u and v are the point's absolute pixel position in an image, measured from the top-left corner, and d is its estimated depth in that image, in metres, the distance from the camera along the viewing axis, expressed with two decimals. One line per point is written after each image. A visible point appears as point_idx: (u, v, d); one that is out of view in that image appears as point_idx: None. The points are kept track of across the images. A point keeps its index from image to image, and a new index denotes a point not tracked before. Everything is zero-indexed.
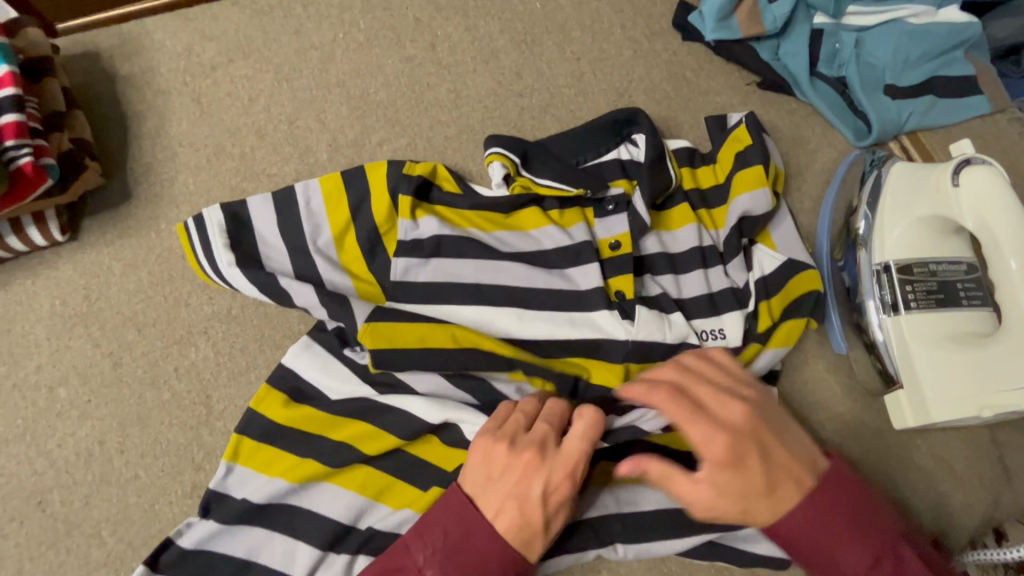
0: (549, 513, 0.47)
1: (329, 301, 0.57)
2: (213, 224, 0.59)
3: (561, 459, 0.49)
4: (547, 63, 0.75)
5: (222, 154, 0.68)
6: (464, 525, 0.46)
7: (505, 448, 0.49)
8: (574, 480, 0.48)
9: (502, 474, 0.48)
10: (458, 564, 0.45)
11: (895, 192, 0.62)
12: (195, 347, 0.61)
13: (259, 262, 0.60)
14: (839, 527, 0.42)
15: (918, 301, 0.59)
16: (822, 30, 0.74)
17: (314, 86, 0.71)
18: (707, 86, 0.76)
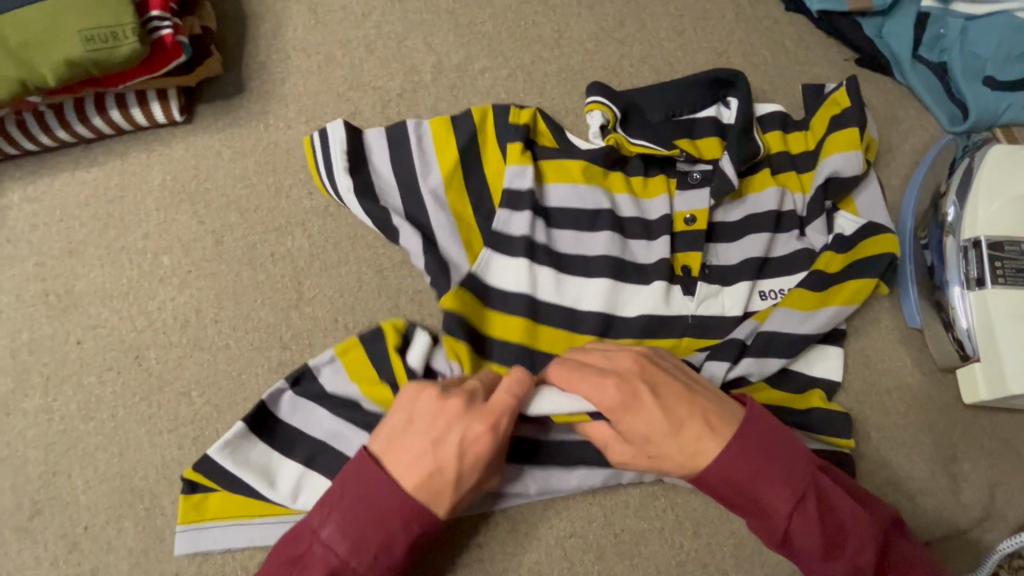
0: (462, 469, 0.47)
1: (433, 257, 0.61)
2: (335, 141, 0.63)
3: (483, 412, 0.48)
4: (650, 16, 0.76)
5: (332, 62, 0.71)
6: (366, 479, 0.46)
7: (428, 398, 0.48)
8: (494, 434, 0.48)
9: (416, 425, 0.48)
10: (357, 522, 0.46)
11: (991, 172, 0.63)
12: (292, 237, 0.63)
13: (373, 195, 0.63)
14: (755, 470, 0.47)
15: (1005, 278, 0.60)
16: (928, 13, 0.74)
17: (424, 10, 0.74)
18: (805, 56, 0.77)
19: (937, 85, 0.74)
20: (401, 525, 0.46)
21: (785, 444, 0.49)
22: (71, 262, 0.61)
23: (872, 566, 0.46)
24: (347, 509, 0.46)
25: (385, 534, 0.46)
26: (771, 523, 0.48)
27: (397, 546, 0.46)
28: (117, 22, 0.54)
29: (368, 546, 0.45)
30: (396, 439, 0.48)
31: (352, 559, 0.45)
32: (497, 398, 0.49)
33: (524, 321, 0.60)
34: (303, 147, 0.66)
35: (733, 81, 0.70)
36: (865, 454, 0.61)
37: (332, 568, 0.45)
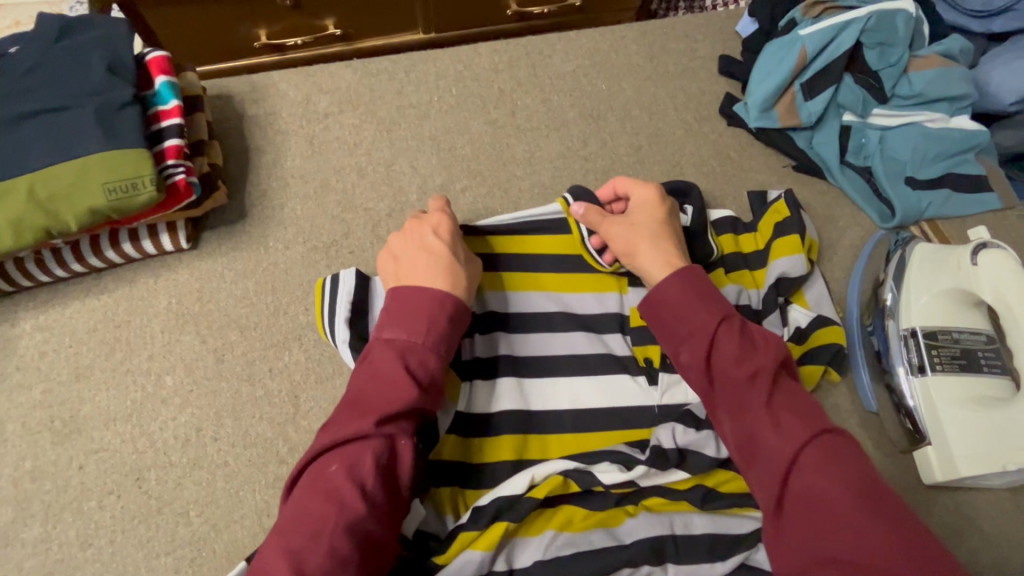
0: (451, 247, 0.64)
1: None
2: (344, 290, 0.68)
3: (433, 222, 0.67)
4: (610, 135, 0.87)
5: (327, 187, 0.78)
6: (399, 295, 0.60)
7: (399, 236, 0.66)
8: (455, 230, 0.67)
9: (404, 248, 0.65)
10: (403, 313, 0.58)
11: (919, 267, 0.71)
12: (289, 352, 0.68)
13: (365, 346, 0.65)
14: (693, 300, 0.60)
15: (942, 364, 0.66)
16: (850, 126, 0.85)
17: (410, 138, 0.83)
18: (748, 165, 0.87)
19: (866, 187, 0.84)
20: (437, 308, 0.59)
21: (717, 292, 0.61)
22: (78, 387, 0.64)
23: (761, 380, 0.54)
24: (395, 314, 0.58)
25: (426, 314, 0.58)
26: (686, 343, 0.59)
27: (440, 319, 0.58)
28: (138, 175, 0.60)
29: (419, 324, 0.58)
30: (402, 265, 0.64)
31: (412, 336, 0.57)
32: (435, 220, 0.67)
33: (518, 439, 0.64)
34: (314, 290, 0.70)
35: (688, 191, 0.79)
36: None
37: (399, 347, 0.56)
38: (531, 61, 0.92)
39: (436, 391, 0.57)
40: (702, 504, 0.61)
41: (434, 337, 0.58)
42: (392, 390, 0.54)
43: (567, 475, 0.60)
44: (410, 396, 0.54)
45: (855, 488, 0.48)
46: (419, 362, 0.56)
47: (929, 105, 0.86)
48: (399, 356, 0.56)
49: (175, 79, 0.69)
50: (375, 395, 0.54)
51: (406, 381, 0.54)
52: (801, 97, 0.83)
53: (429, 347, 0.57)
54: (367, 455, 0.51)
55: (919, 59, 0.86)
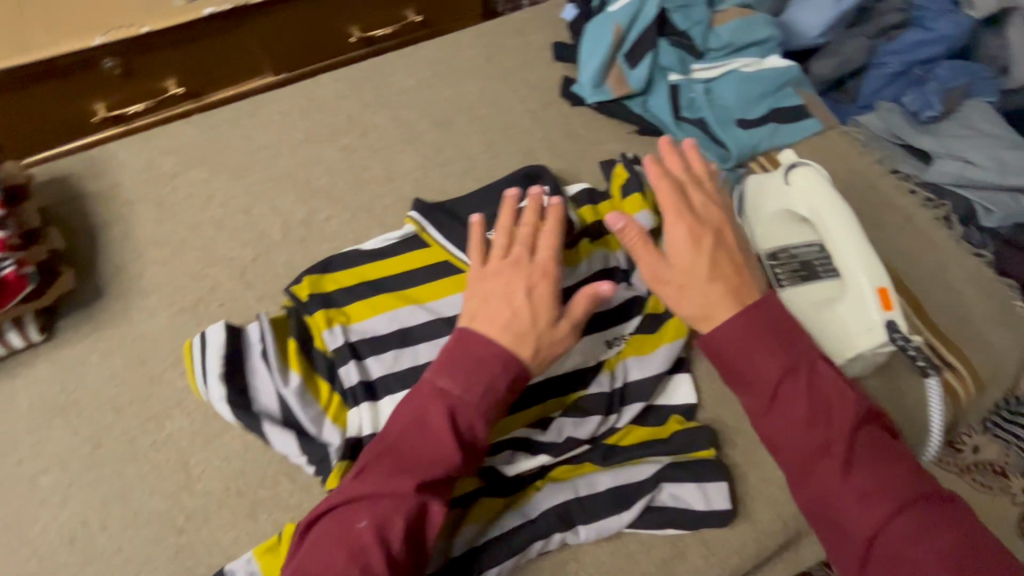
0: (534, 312, 0.61)
1: (311, 450, 0.63)
2: (214, 346, 0.67)
3: (536, 266, 0.64)
4: (463, 137, 0.90)
5: (186, 246, 0.77)
6: (467, 340, 0.60)
7: (498, 260, 0.66)
8: (550, 278, 0.64)
9: (495, 293, 0.63)
10: (462, 367, 0.58)
11: (751, 197, 0.77)
12: (171, 420, 0.66)
13: (246, 396, 0.66)
14: (758, 351, 0.55)
15: (787, 278, 0.72)
16: (677, 86, 0.91)
17: (264, 180, 0.83)
18: (596, 138, 0.92)
19: (704, 135, 0.91)
20: (503, 368, 0.58)
21: (788, 332, 0.57)
22: None
23: (843, 442, 0.52)
24: (454, 365, 0.58)
25: (487, 374, 0.58)
26: (750, 395, 0.56)
27: (500, 383, 0.58)
28: None
29: (479, 385, 0.57)
30: (483, 305, 0.62)
31: (466, 393, 0.57)
32: (540, 239, 0.67)
33: None
34: (184, 354, 0.69)
35: (539, 174, 0.83)
36: (738, 461, 0.68)
37: (450, 404, 0.57)
38: (373, 81, 0.94)
39: (476, 456, 0.58)
40: (603, 463, 0.65)
41: (486, 403, 0.57)
42: (436, 452, 0.55)
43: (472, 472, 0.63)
44: (450, 463, 0.55)
45: (952, 556, 0.46)
46: (468, 425, 0.57)
47: (741, 53, 0.94)
48: (449, 415, 0.56)
49: None
50: (430, 452, 0.55)
51: (454, 449, 0.55)
52: (627, 68, 0.90)
53: (479, 410, 0.57)
54: (397, 516, 0.53)
55: (721, 13, 0.93)
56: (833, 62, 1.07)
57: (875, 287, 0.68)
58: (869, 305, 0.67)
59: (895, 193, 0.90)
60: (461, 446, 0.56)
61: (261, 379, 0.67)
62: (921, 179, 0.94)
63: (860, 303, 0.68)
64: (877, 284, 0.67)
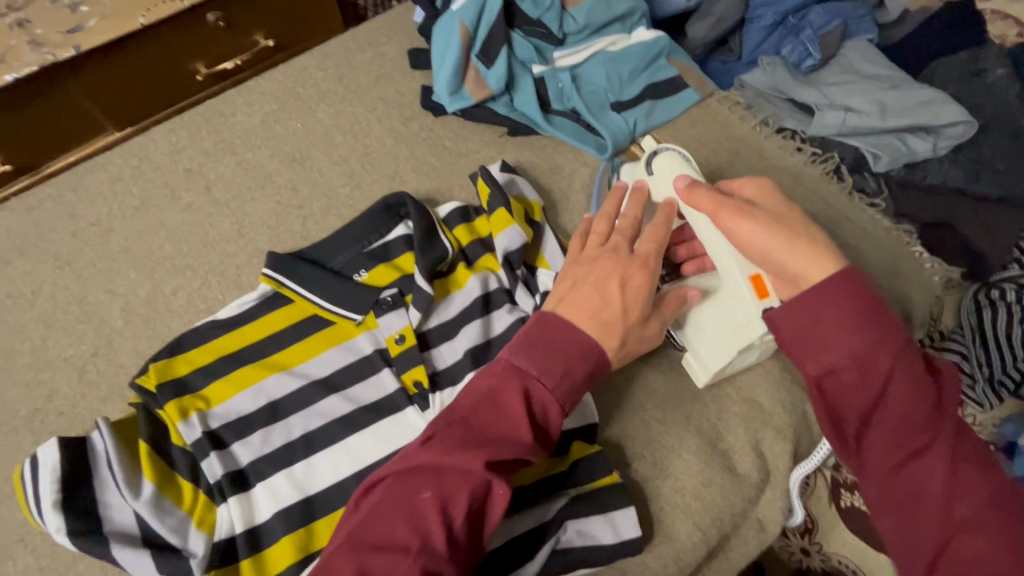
0: (627, 302, 0.57)
1: (174, 565, 0.57)
2: (46, 468, 0.59)
3: (635, 254, 0.60)
4: (319, 172, 0.82)
5: (12, 353, 0.68)
6: (552, 322, 0.56)
7: (600, 242, 0.62)
8: (647, 268, 0.59)
9: (601, 275, 0.58)
10: (541, 348, 0.54)
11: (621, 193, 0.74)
12: (14, 560, 0.58)
13: (93, 518, 0.58)
14: (851, 321, 0.46)
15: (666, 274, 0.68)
16: (541, 78, 0.86)
17: (98, 260, 0.74)
18: (466, 148, 0.85)
19: (578, 126, 0.85)
20: (581, 355, 0.54)
21: (888, 306, 0.48)
22: None
23: (923, 434, 0.44)
24: (540, 344, 0.54)
25: (567, 359, 0.54)
26: (828, 368, 0.47)
27: (579, 370, 0.54)
28: None
29: (557, 367, 0.53)
30: (574, 298, 0.57)
31: (544, 376, 0.53)
32: (662, 222, 0.62)
33: (296, 535, 0.59)
34: (16, 482, 0.60)
35: (402, 201, 0.76)
36: (647, 475, 0.64)
37: (527, 383, 0.52)
38: (212, 126, 0.85)
39: (550, 444, 0.53)
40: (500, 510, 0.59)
41: (568, 386, 0.53)
42: (507, 430, 0.50)
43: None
44: (521, 449, 0.50)
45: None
46: (540, 408, 0.52)
47: (604, 32, 0.89)
48: (524, 394, 0.52)
49: None
50: (494, 430, 0.50)
51: (529, 430, 0.51)
52: (483, 67, 0.83)
53: (556, 394, 0.53)
54: (464, 492, 0.47)
55: None
56: (708, 23, 1.03)
57: (748, 272, 0.59)
58: (744, 294, 0.60)
59: (780, 154, 0.87)
60: (533, 428, 0.52)
61: (112, 494, 0.59)
62: (807, 134, 0.91)
63: (734, 291, 0.61)
64: (752, 270, 0.59)
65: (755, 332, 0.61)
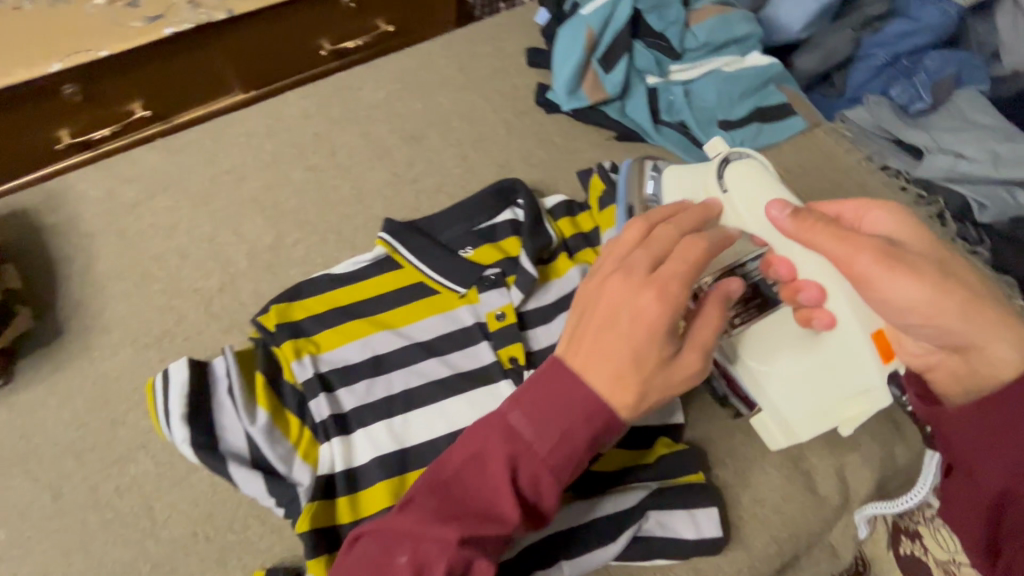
0: (640, 342, 0.50)
1: (279, 491, 0.60)
2: (177, 384, 0.64)
3: (655, 276, 0.52)
4: (435, 151, 0.87)
5: (149, 279, 0.74)
6: (558, 377, 0.51)
7: (626, 253, 0.55)
8: (667, 295, 0.51)
9: (614, 305, 0.51)
10: (541, 406, 0.50)
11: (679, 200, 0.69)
12: (135, 463, 0.63)
13: (212, 436, 0.63)
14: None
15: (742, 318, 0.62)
16: (655, 88, 0.88)
17: (230, 205, 0.80)
18: (574, 147, 0.89)
19: (685, 139, 0.88)
20: (585, 421, 0.50)
21: None
22: None
23: None
24: (539, 403, 0.50)
25: (567, 422, 0.49)
26: (1016, 476, 0.43)
27: (578, 435, 0.49)
28: None
29: (555, 431, 0.49)
30: (589, 341, 0.51)
31: (537, 442, 0.49)
32: (690, 252, 0.53)
33: (391, 481, 0.62)
34: (147, 393, 0.66)
35: (514, 187, 0.80)
36: (728, 481, 0.65)
37: (516, 451, 0.49)
38: (341, 97, 0.91)
39: (543, 515, 0.51)
40: (585, 490, 0.62)
41: (565, 453, 0.49)
42: (493, 501, 0.48)
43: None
44: (504, 523, 0.48)
45: None
46: (530, 478, 0.49)
47: (720, 53, 0.91)
48: (515, 462, 0.49)
49: None
50: (478, 495, 0.49)
51: (513, 505, 0.48)
52: (602, 72, 0.87)
53: (549, 463, 0.49)
54: (439, 564, 0.46)
55: (697, 12, 0.91)
56: (816, 56, 1.03)
57: (869, 330, 0.54)
58: (864, 360, 0.54)
59: (883, 191, 0.88)
60: (523, 504, 0.49)
61: (229, 417, 0.64)
62: (912, 175, 0.91)
63: (847, 351, 0.55)
64: (876, 325, 0.53)
65: (868, 405, 0.57)
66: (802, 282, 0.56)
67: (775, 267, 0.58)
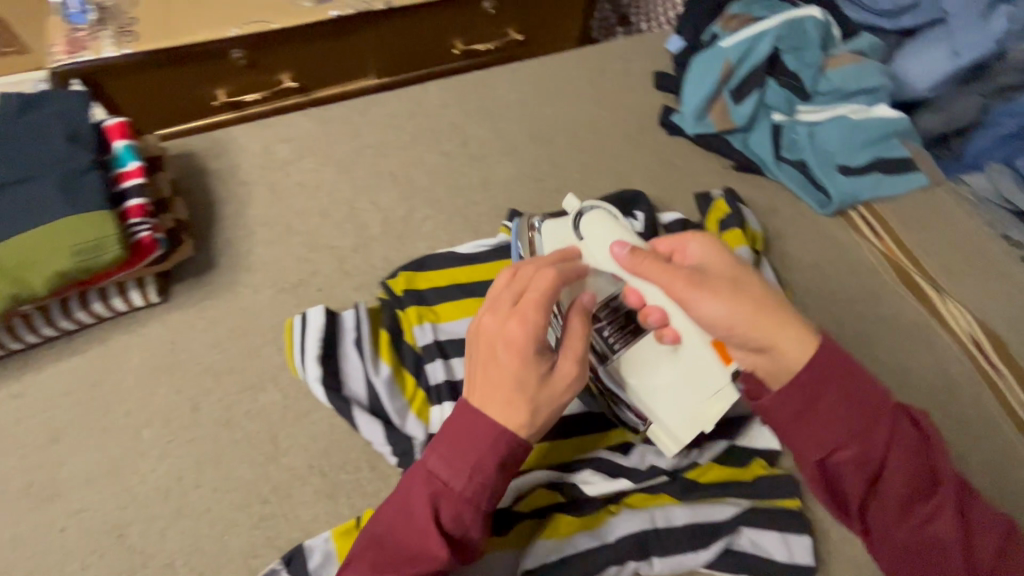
0: (512, 368, 0.53)
1: (395, 440, 0.65)
2: (314, 327, 0.70)
3: (523, 307, 0.54)
4: (559, 155, 0.92)
5: (292, 230, 0.81)
6: (463, 420, 0.53)
7: (502, 291, 0.56)
8: (530, 328, 0.54)
9: (501, 344, 0.54)
10: (451, 446, 0.52)
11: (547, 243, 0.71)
12: (265, 392, 0.69)
13: (339, 380, 0.68)
14: (831, 413, 0.52)
15: (617, 340, 0.63)
16: (780, 125, 0.91)
17: (369, 176, 0.87)
18: (692, 170, 0.92)
19: (803, 178, 0.90)
20: (488, 455, 0.52)
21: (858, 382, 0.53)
22: (57, 449, 0.65)
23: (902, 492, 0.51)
24: (446, 445, 0.53)
25: (473, 456, 0.52)
26: (828, 449, 0.52)
27: (487, 465, 0.52)
28: (102, 236, 0.62)
29: (463, 466, 0.52)
30: (480, 379, 0.54)
31: (451, 480, 0.52)
32: (530, 287, 0.56)
33: None
34: (285, 331, 0.72)
35: (636, 198, 0.84)
36: (821, 514, 0.65)
37: (435, 492, 0.52)
38: (478, 93, 0.97)
39: (470, 547, 0.53)
40: (683, 495, 0.63)
41: (476, 484, 0.52)
42: (422, 542, 0.51)
43: (553, 486, 0.63)
44: (435, 561, 0.50)
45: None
46: (453, 513, 0.52)
47: (850, 100, 0.92)
48: (434, 502, 0.52)
49: (134, 143, 0.72)
50: (409, 537, 0.52)
51: (438, 543, 0.50)
52: (732, 102, 0.90)
53: (466, 498, 0.52)
54: None
55: (833, 59, 0.92)
56: (939, 118, 1.04)
57: (705, 341, 0.58)
58: (711, 362, 0.59)
59: (1002, 257, 0.86)
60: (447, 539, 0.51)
61: (354, 365, 0.69)
62: None
63: (699, 364, 0.59)
64: (710, 336, 0.58)
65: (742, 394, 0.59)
66: (651, 308, 0.60)
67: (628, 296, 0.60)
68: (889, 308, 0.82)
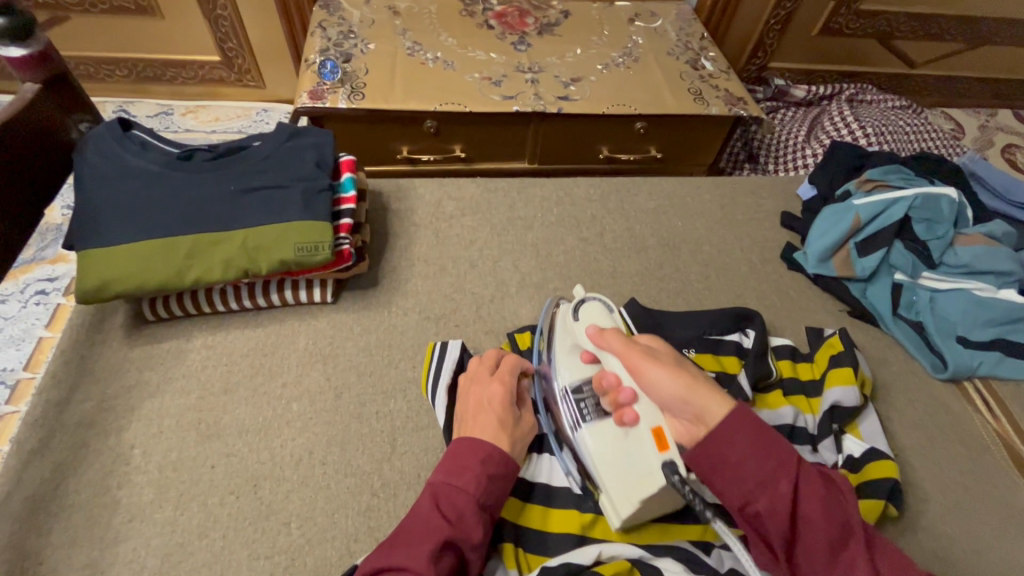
0: (496, 407, 0.69)
1: None
2: (449, 357, 0.81)
3: (496, 375, 0.74)
4: (683, 262, 1.01)
5: (444, 272, 0.95)
6: (453, 443, 0.66)
7: (475, 363, 0.76)
8: (506, 385, 0.73)
9: (484, 395, 0.71)
10: (446, 459, 0.64)
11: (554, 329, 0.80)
12: (394, 400, 0.80)
13: None
14: (744, 463, 0.57)
15: (591, 413, 0.70)
16: (901, 284, 0.95)
17: (515, 243, 1.01)
18: (806, 305, 0.98)
19: (919, 339, 0.92)
20: (477, 456, 0.64)
21: (768, 436, 0.58)
22: (224, 398, 0.77)
23: (823, 532, 0.55)
24: (443, 459, 0.65)
25: (465, 459, 0.63)
26: (749, 499, 0.57)
27: (474, 462, 0.63)
28: (321, 241, 0.79)
29: (455, 466, 0.63)
30: (468, 421, 0.69)
31: (448, 479, 0.62)
32: (503, 365, 0.76)
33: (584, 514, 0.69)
34: (423, 355, 0.84)
35: (751, 316, 0.89)
36: None
37: (436, 490, 0.62)
38: (620, 197, 1.11)
39: (469, 538, 0.59)
40: None
41: (469, 478, 0.62)
42: (426, 527, 0.58)
43: (634, 563, 0.64)
44: (438, 538, 0.57)
45: None
46: (452, 505, 0.60)
47: (976, 276, 0.95)
48: (434, 497, 0.61)
49: (355, 177, 0.92)
50: (413, 527, 0.58)
51: (440, 520, 0.58)
52: (856, 254, 0.96)
53: (460, 489, 0.61)
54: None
55: (963, 236, 0.97)
56: None
57: (651, 425, 0.66)
58: (647, 446, 0.65)
59: None
60: (448, 524, 0.59)
61: None
62: None
63: (642, 448, 0.65)
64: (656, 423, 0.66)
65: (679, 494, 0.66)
66: (623, 388, 0.69)
67: (603, 378, 0.70)
68: (1000, 488, 0.80)
